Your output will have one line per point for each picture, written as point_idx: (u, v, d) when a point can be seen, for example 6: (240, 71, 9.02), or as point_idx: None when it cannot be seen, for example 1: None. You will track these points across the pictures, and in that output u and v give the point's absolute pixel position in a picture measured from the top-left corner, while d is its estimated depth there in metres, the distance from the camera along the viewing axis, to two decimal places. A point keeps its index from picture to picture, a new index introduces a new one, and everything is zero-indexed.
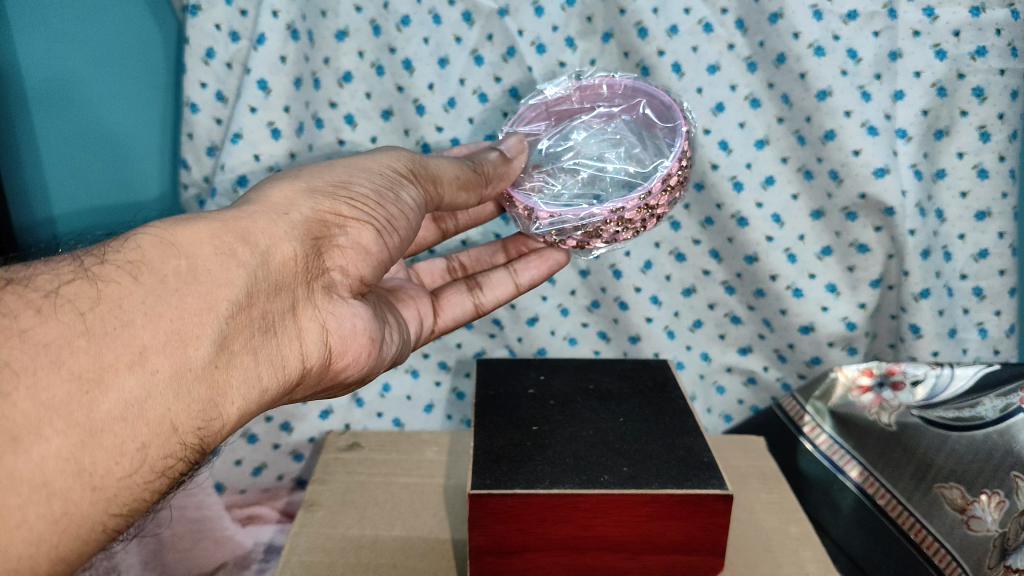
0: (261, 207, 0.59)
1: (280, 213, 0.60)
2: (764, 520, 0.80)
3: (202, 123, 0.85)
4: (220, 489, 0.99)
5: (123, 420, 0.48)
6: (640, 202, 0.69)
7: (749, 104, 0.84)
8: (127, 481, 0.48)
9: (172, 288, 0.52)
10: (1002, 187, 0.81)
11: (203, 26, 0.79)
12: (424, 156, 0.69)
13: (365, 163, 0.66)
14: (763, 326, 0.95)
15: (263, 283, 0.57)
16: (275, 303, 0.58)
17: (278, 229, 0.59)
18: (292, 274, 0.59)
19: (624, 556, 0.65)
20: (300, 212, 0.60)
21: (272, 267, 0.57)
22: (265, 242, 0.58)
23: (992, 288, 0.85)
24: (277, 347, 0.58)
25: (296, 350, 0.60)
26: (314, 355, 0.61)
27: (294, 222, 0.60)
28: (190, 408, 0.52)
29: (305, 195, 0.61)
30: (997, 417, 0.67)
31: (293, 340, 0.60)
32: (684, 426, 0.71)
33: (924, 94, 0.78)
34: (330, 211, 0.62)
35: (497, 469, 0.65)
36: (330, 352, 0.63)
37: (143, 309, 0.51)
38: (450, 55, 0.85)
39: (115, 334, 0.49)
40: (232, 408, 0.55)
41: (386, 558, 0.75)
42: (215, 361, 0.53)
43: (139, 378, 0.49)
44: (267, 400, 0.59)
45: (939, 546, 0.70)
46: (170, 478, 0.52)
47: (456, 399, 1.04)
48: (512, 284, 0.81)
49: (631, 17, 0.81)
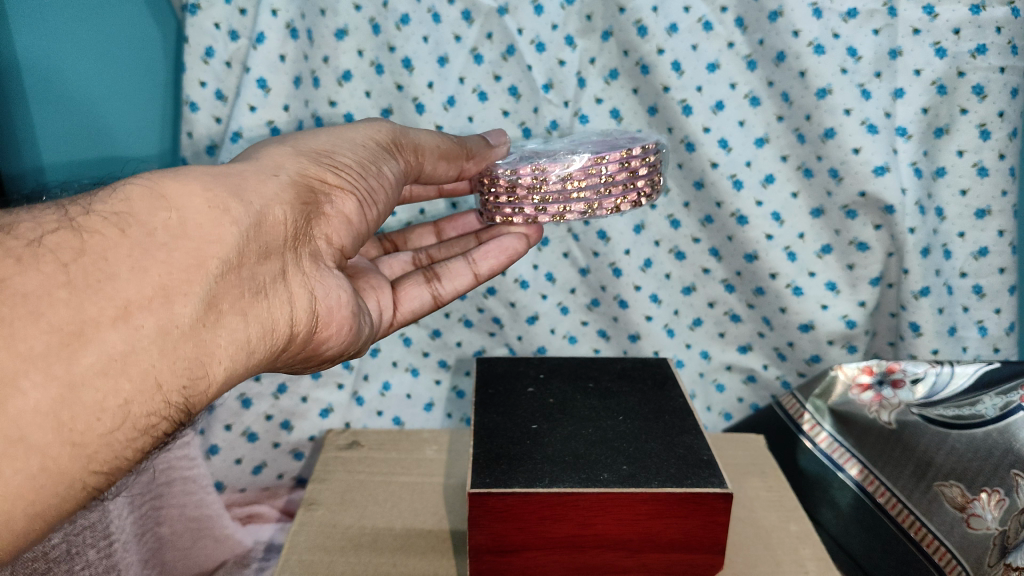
0: (250, 166, 0.60)
1: (270, 174, 0.60)
2: (763, 518, 0.80)
3: (201, 122, 0.84)
4: (220, 488, 0.99)
5: (104, 374, 0.48)
6: (621, 157, 0.72)
7: (748, 102, 0.84)
8: (108, 438, 0.49)
9: (160, 242, 0.52)
10: (1002, 185, 0.80)
11: (203, 25, 0.80)
12: (404, 126, 0.71)
13: (348, 135, 0.67)
14: (763, 324, 0.95)
15: (253, 244, 0.56)
16: (264, 266, 0.57)
17: (269, 190, 0.59)
18: (280, 237, 0.59)
19: (624, 554, 0.65)
20: (289, 175, 0.61)
21: (264, 229, 0.57)
22: (258, 202, 0.57)
23: (992, 286, 0.84)
24: (267, 310, 0.57)
25: (286, 314, 0.59)
26: (303, 322, 0.60)
27: (284, 184, 0.60)
28: (175, 366, 0.51)
29: (292, 159, 0.62)
30: (997, 414, 0.68)
31: (285, 304, 0.58)
32: (684, 425, 0.71)
33: (924, 92, 0.78)
34: (316, 177, 0.62)
35: (497, 468, 0.65)
36: (315, 321, 0.61)
37: (128, 263, 0.50)
38: (449, 53, 0.85)
39: (98, 287, 0.49)
40: (219, 368, 0.54)
41: (386, 557, 0.75)
42: (202, 319, 0.53)
43: (123, 333, 0.49)
44: (255, 364, 0.58)
45: (939, 544, 0.70)
46: (153, 437, 0.52)
47: (456, 397, 1.03)
48: (471, 275, 0.77)
49: (630, 15, 0.81)
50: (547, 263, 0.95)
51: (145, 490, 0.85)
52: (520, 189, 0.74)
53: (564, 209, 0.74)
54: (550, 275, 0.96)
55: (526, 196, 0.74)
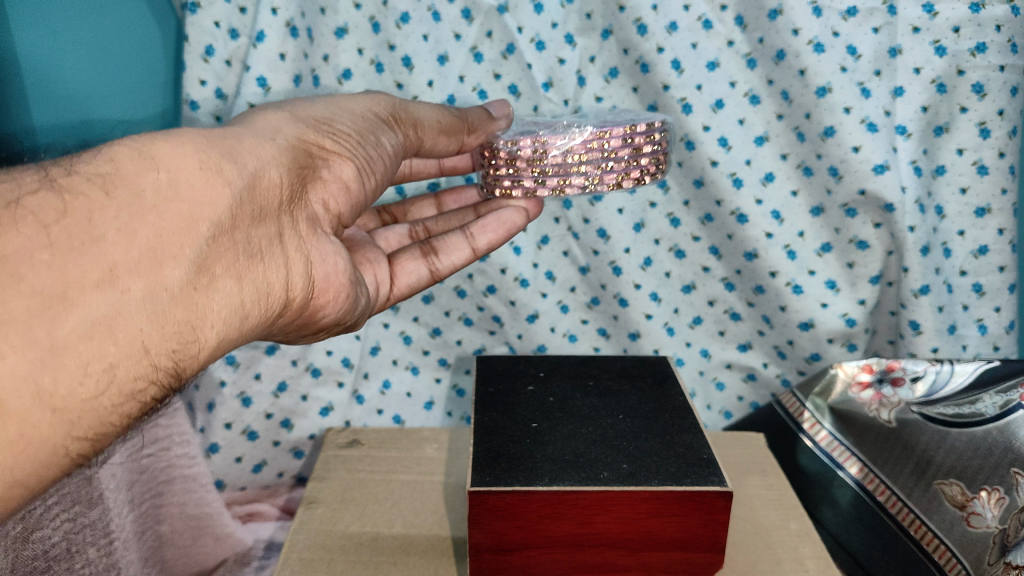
0: (249, 129, 0.60)
1: (268, 137, 0.60)
2: (764, 516, 0.80)
3: (202, 121, 0.85)
4: (221, 486, 1.00)
5: (89, 338, 0.48)
6: (624, 132, 0.72)
7: (748, 101, 0.84)
8: (92, 403, 0.49)
9: (150, 203, 0.52)
10: (1001, 183, 0.80)
11: (203, 24, 0.80)
12: (405, 101, 0.70)
13: (347, 104, 0.67)
14: (762, 322, 0.95)
15: (247, 206, 0.56)
16: (259, 229, 0.58)
17: (265, 152, 0.59)
18: (277, 200, 0.59)
19: (624, 552, 0.65)
20: (286, 139, 0.61)
21: (259, 191, 0.57)
22: (253, 163, 0.58)
23: (992, 285, 0.84)
24: (263, 274, 0.58)
25: (282, 278, 0.59)
26: (299, 286, 0.60)
27: (281, 147, 0.60)
28: (164, 331, 0.52)
29: (290, 123, 0.63)
30: (997, 413, 0.68)
31: (281, 268, 0.59)
32: (684, 423, 0.71)
33: (924, 90, 0.78)
34: (314, 143, 0.63)
35: (497, 467, 0.65)
36: (313, 286, 0.62)
37: (115, 225, 0.50)
38: (449, 52, 0.85)
39: (83, 250, 0.49)
40: (211, 332, 0.55)
41: (386, 556, 0.75)
42: (194, 282, 0.53)
43: (109, 297, 0.49)
44: (248, 329, 0.58)
45: (939, 543, 0.70)
46: (142, 401, 0.53)
47: (456, 396, 1.03)
48: (470, 249, 0.77)
49: (630, 13, 0.81)
50: (547, 261, 0.95)
51: (144, 488, 0.86)
52: (520, 161, 0.74)
53: (564, 183, 0.74)
54: (550, 273, 0.96)
55: (526, 169, 0.74)
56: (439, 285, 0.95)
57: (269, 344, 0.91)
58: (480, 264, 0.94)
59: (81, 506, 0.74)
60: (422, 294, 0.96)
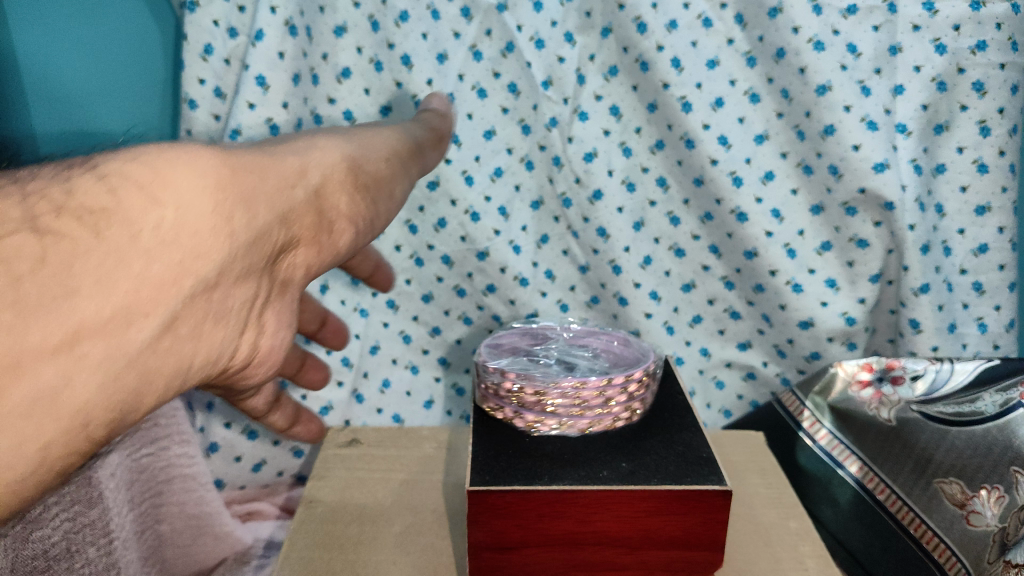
0: (272, 163, 0.54)
1: (290, 183, 0.54)
2: (764, 515, 0.80)
3: (201, 119, 0.84)
4: (220, 485, 0.99)
5: (27, 416, 0.39)
6: None
7: (748, 99, 0.84)
8: (21, 484, 0.41)
9: (144, 248, 0.44)
10: (1001, 182, 0.80)
11: (202, 22, 0.80)
12: (405, 135, 0.70)
13: (372, 143, 0.65)
14: (762, 321, 0.95)
15: (240, 261, 0.51)
16: (239, 287, 0.52)
17: (281, 203, 0.53)
18: (266, 261, 0.54)
19: (623, 551, 0.65)
20: (307, 190, 0.56)
21: (258, 247, 0.52)
22: (264, 218, 0.52)
23: (992, 283, 0.84)
24: (220, 338, 0.53)
25: (233, 344, 0.55)
26: (244, 348, 0.57)
27: (300, 201, 0.55)
28: (111, 401, 0.44)
29: (315, 168, 0.57)
30: (997, 412, 0.68)
31: (236, 338, 0.55)
32: (684, 423, 0.72)
33: (924, 88, 0.78)
34: (330, 203, 0.58)
35: (496, 466, 0.65)
36: (252, 355, 0.60)
37: (94, 275, 0.42)
38: (449, 50, 0.85)
39: (54, 304, 0.40)
40: (151, 400, 0.48)
41: (385, 554, 0.74)
42: (155, 344, 0.46)
43: (64, 365, 0.40)
44: (185, 389, 0.53)
45: (939, 541, 0.70)
46: (60, 474, 0.44)
47: (456, 395, 1.03)
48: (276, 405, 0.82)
49: (630, 12, 0.81)
50: (546, 260, 0.96)
51: (144, 487, 0.85)
52: None
53: None
54: (550, 272, 0.96)
55: None
56: (438, 284, 0.97)
57: None
58: (480, 263, 0.94)
59: (83, 506, 0.73)
60: (422, 293, 0.97)
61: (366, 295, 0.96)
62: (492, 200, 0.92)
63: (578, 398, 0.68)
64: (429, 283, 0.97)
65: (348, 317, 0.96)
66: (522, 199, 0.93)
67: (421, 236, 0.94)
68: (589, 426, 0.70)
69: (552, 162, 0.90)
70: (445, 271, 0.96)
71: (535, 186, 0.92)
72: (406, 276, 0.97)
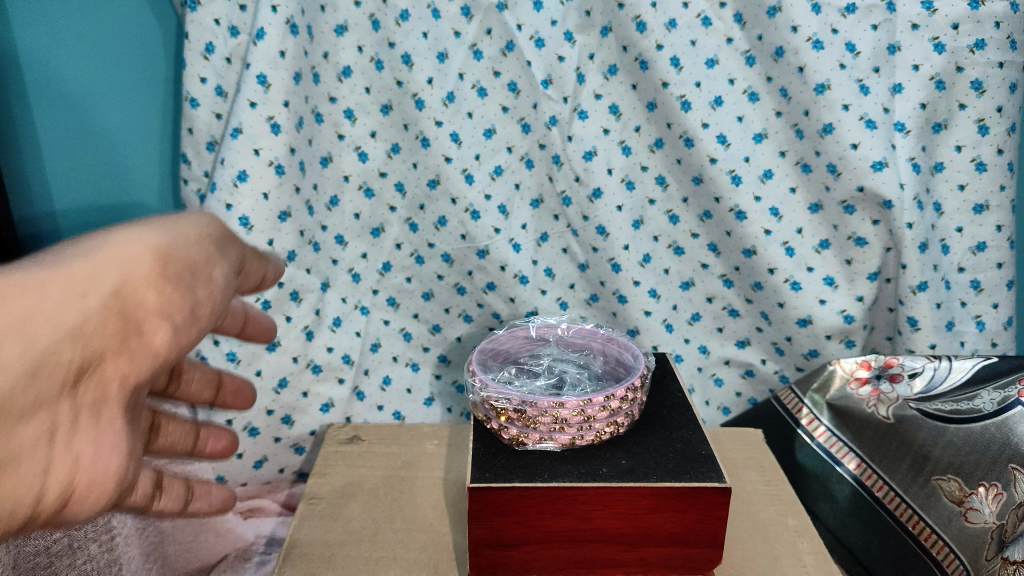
0: (58, 271, 0.44)
1: (77, 291, 0.44)
2: (762, 512, 0.81)
3: (202, 118, 0.85)
4: (221, 482, 0.97)
5: None
6: None
7: (746, 98, 0.84)
8: None
9: None
10: (1000, 180, 0.81)
11: (203, 22, 0.80)
12: (225, 227, 0.58)
13: (181, 226, 0.54)
14: (760, 319, 0.95)
15: (20, 392, 0.41)
16: (22, 425, 0.42)
17: (61, 320, 0.43)
18: (58, 385, 0.43)
19: (623, 548, 0.65)
20: (98, 297, 0.45)
21: (40, 377, 0.42)
22: (49, 336, 0.42)
23: (990, 281, 0.85)
24: (12, 485, 0.42)
25: (31, 486, 0.43)
26: (54, 494, 0.45)
27: (89, 309, 0.45)
28: None
29: (105, 265, 0.47)
30: (996, 409, 0.68)
31: (36, 480, 0.43)
32: (683, 420, 0.72)
33: (922, 87, 0.79)
34: (127, 303, 0.47)
35: (496, 463, 0.66)
36: (69, 496, 0.46)
37: None
38: (449, 49, 0.86)
39: None
40: None
41: (386, 551, 0.75)
42: None
43: None
44: None
45: (936, 538, 0.71)
46: None
47: (456, 392, 1.04)
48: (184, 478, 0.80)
49: (630, 11, 0.82)
50: (546, 258, 0.96)
51: None
52: None
53: None
54: (550, 270, 0.97)
55: None
56: (438, 282, 0.97)
57: (269, 340, 0.90)
58: (480, 261, 0.95)
59: None
60: (422, 291, 0.98)
61: (367, 293, 0.96)
62: (493, 198, 0.92)
63: (555, 417, 0.66)
64: (429, 281, 0.97)
65: (348, 315, 0.96)
66: (522, 197, 0.94)
67: (422, 235, 0.95)
68: (571, 440, 0.67)
69: (552, 161, 0.90)
70: (445, 269, 0.96)
71: (535, 185, 0.93)
72: (406, 274, 0.97)
